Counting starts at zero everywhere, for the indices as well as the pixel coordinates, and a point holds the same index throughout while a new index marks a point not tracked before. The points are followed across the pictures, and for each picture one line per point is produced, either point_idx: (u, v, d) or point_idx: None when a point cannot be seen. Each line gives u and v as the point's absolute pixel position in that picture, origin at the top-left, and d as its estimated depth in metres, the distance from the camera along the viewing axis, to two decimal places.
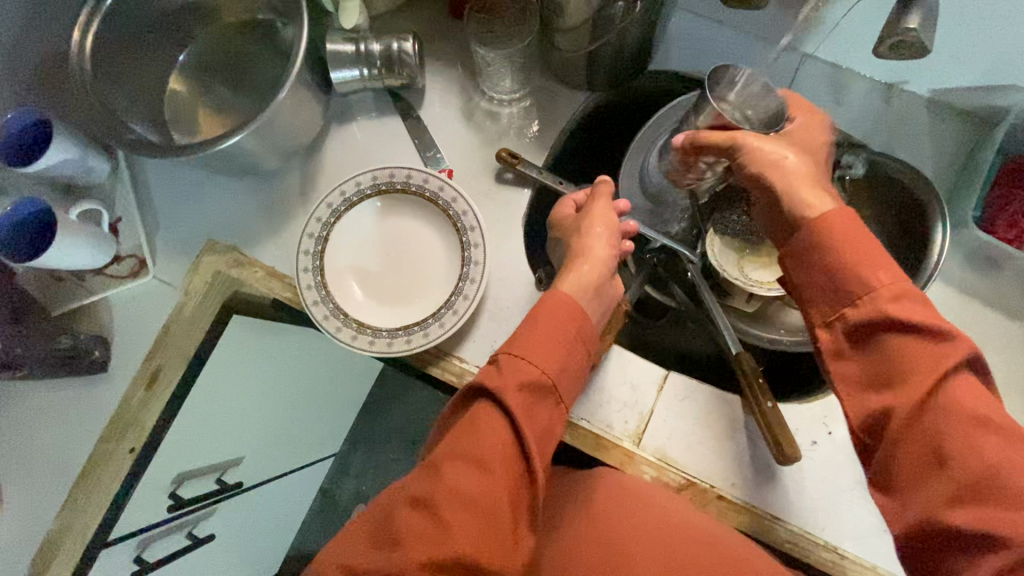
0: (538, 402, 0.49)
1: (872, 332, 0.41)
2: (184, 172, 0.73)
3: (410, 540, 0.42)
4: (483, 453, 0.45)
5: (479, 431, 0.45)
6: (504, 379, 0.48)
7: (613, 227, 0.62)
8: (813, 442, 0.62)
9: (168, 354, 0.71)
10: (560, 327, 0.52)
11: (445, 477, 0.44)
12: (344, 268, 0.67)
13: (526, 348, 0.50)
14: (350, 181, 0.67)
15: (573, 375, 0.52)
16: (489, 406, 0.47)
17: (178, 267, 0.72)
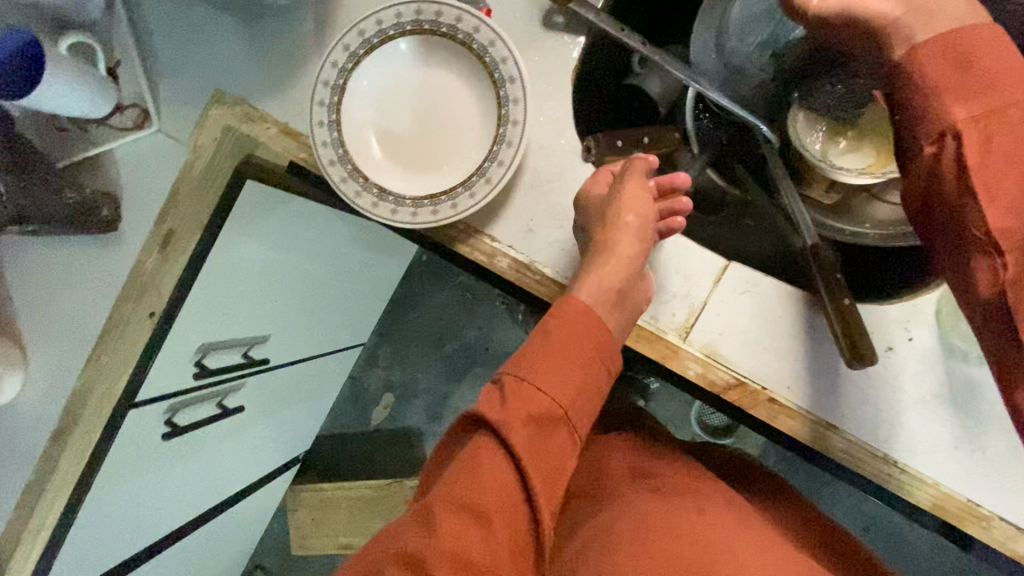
0: (549, 435, 0.46)
1: (1014, 159, 0.34)
2: (185, 7, 0.63)
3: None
4: (483, 503, 0.42)
5: (480, 472, 0.43)
6: (510, 412, 0.44)
7: (646, 215, 0.54)
8: (888, 349, 0.55)
9: (180, 218, 0.66)
10: (573, 350, 0.48)
11: (441, 527, 0.40)
12: (362, 123, 0.59)
13: (537, 375, 0.47)
14: (369, 18, 0.56)
15: (588, 399, 0.49)
16: (491, 441, 0.44)
17: (187, 121, 0.65)
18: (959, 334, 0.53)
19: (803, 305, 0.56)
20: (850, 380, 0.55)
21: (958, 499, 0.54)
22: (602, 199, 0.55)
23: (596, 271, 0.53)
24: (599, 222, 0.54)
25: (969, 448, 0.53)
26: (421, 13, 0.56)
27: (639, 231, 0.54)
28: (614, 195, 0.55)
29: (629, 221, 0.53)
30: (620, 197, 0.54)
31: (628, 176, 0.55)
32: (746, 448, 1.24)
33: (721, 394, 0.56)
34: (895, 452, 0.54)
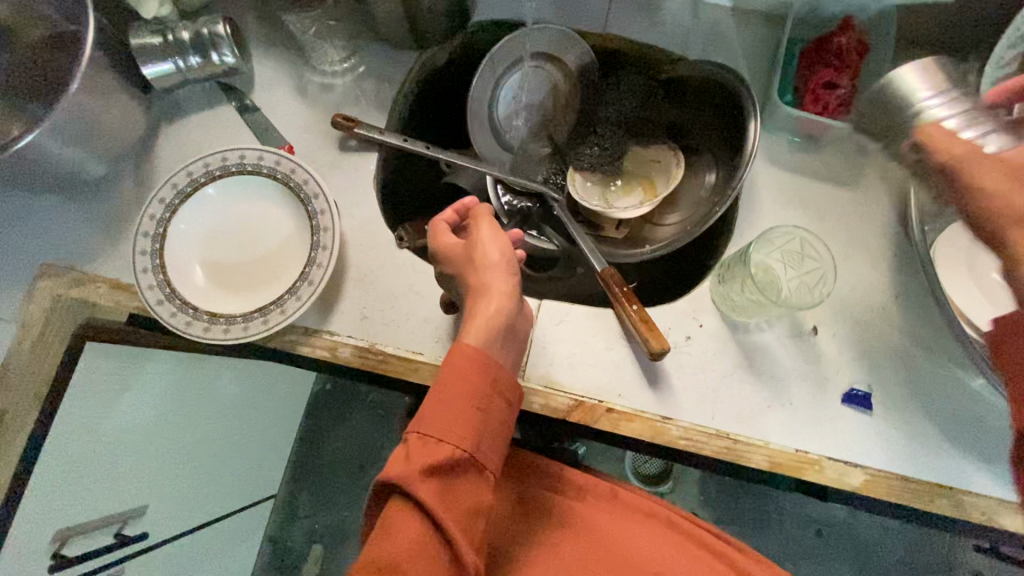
0: (457, 481, 0.46)
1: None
2: (5, 197, 0.67)
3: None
4: (400, 564, 0.43)
5: (396, 534, 0.44)
6: (409, 473, 0.44)
7: (509, 252, 0.57)
8: (687, 339, 0.63)
9: (9, 399, 0.64)
10: (466, 393, 0.48)
11: None
12: (189, 260, 0.64)
13: (434, 429, 0.47)
14: (180, 172, 0.63)
15: (493, 437, 0.49)
16: (402, 503, 0.45)
17: (12, 299, 0.66)
18: (731, 309, 0.63)
19: (610, 319, 0.64)
20: (667, 373, 0.62)
21: (789, 452, 0.60)
22: (463, 246, 0.58)
23: (471, 311, 0.54)
24: (467, 265, 0.57)
25: (780, 404, 0.61)
26: (228, 159, 0.64)
27: (506, 264, 0.57)
28: (476, 241, 0.57)
29: (493, 260, 0.56)
30: (480, 244, 0.57)
31: (481, 223, 0.58)
32: (683, 490, 1.24)
33: (568, 417, 0.61)
34: (724, 426, 0.60)
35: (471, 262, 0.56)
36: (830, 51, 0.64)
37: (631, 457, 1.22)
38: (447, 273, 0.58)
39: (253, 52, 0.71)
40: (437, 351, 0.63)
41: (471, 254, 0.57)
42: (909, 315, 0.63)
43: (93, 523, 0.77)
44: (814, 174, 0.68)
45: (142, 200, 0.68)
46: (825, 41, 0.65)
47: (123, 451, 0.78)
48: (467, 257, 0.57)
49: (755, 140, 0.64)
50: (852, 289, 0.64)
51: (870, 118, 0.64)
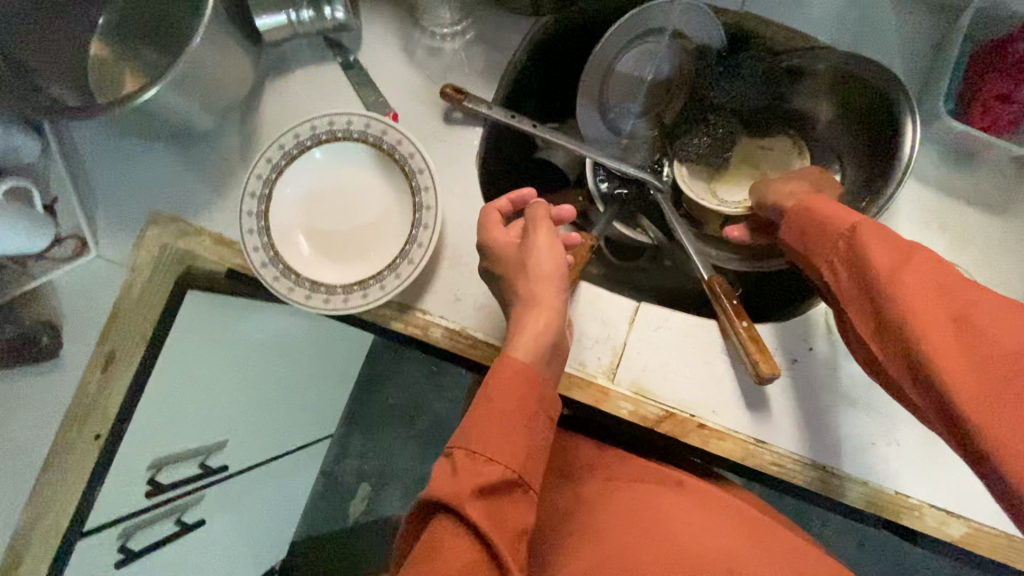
0: (503, 500, 0.43)
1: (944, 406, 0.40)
2: (118, 142, 0.68)
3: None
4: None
5: (439, 554, 0.40)
6: (458, 492, 0.41)
7: (563, 263, 0.54)
8: (793, 362, 0.60)
9: (122, 337, 0.68)
10: (515, 411, 0.46)
11: None
12: (290, 226, 0.64)
13: (480, 444, 0.44)
14: (287, 134, 0.62)
15: (538, 455, 0.47)
16: (447, 523, 0.41)
17: (123, 244, 0.68)
18: (846, 337, 0.59)
19: (713, 332, 0.60)
20: (767, 395, 0.59)
21: (887, 492, 0.57)
22: (516, 248, 0.54)
23: (519, 323, 0.51)
24: (519, 272, 0.53)
25: (885, 442, 0.57)
26: (334, 124, 0.63)
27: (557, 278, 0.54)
28: (531, 252, 0.54)
29: (551, 274, 0.53)
30: (535, 256, 0.53)
31: (538, 236, 0.54)
32: None
33: (656, 426, 0.59)
34: (821, 457, 0.58)
35: (525, 269, 0.53)
36: (1009, 55, 0.56)
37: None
38: (500, 270, 0.55)
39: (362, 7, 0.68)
40: None
41: (526, 264, 0.53)
42: None
43: (179, 453, 0.81)
44: (962, 196, 0.61)
45: (246, 157, 0.68)
46: (1002, 45, 0.57)
47: (213, 392, 0.82)
48: (522, 267, 0.54)
49: (913, 150, 0.59)
50: None
51: None
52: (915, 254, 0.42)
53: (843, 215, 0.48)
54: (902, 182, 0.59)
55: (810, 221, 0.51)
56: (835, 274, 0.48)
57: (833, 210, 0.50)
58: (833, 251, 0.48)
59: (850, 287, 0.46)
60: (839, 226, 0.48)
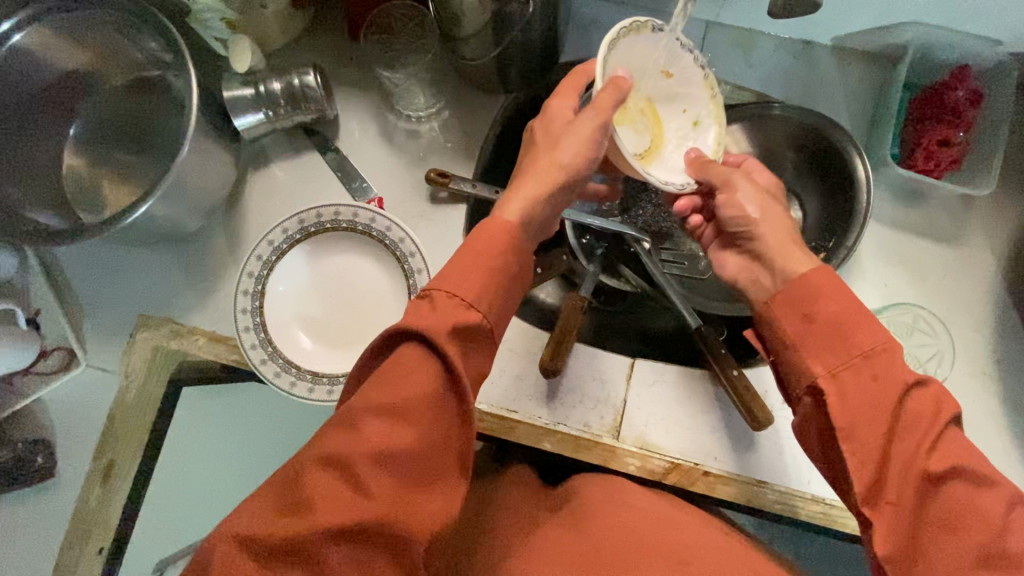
0: (470, 342, 0.44)
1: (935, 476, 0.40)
2: (101, 249, 0.68)
3: (319, 505, 0.37)
4: (401, 404, 0.40)
5: (403, 380, 0.40)
6: (435, 329, 0.41)
7: (586, 167, 0.51)
8: (783, 402, 0.63)
9: (118, 446, 0.66)
10: (492, 268, 0.45)
11: (364, 429, 0.39)
12: (285, 318, 0.64)
13: (460, 289, 0.44)
14: (277, 230, 0.63)
15: (505, 308, 0.47)
16: (415, 350, 0.41)
17: (114, 350, 0.67)
18: None
19: (706, 381, 0.63)
20: (762, 437, 0.62)
21: None
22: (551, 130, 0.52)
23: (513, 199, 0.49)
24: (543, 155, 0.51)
25: None
26: (322, 216, 0.64)
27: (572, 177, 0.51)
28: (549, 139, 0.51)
29: (568, 171, 0.50)
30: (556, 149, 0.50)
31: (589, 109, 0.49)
32: None
33: (664, 479, 0.62)
34: (820, 491, 0.61)
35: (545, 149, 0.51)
36: (943, 103, 0.63)
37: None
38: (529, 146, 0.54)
39: (337, 97, 0.70)
40: (535, 412, 0.64)
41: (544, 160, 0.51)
42: (1013, 382, 0.62)
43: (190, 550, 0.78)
44: (916, 231, 0.65)
45: (235, 251, 0.69)
46: (937, 95, 0.63)
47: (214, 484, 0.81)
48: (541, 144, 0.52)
49: (869, 193, 0.63)
50: (956, 353, 0.63)
51: (988, 184, 0.60)
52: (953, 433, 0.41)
53: (884, 336, 0.43)
54: (864, 225, 0.62)
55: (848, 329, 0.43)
56: (846, 384, 0.42)
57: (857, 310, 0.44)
58: (873, 377, 0.42)
59: (862, 412, 0.42)
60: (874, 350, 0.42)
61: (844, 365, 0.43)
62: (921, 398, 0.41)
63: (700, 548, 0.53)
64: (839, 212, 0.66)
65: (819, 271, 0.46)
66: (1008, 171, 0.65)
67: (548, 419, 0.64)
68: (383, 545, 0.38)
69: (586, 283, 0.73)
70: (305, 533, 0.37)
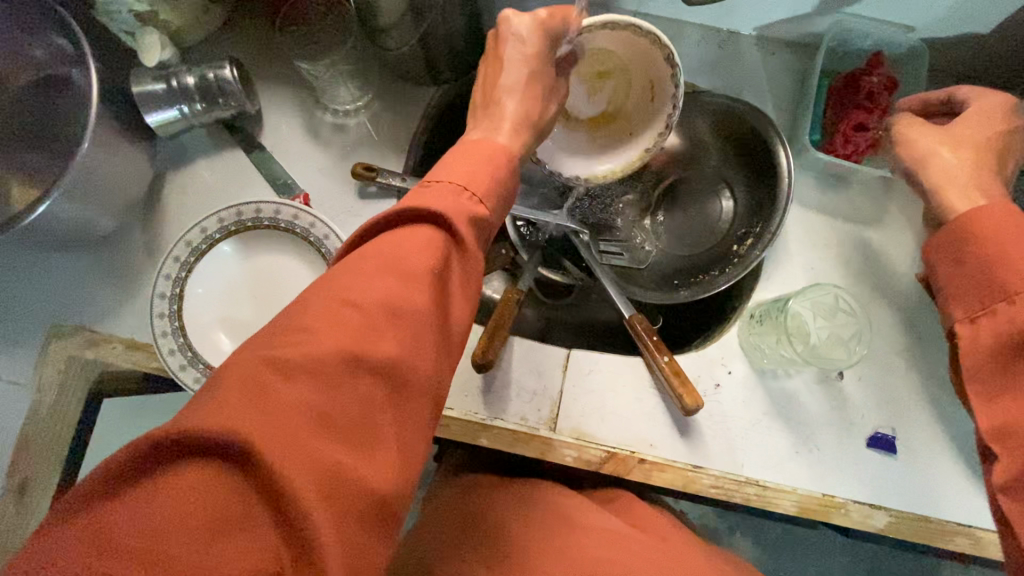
0: (475, 229, 0.41)
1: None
2: (8, 256, 0.64)
3: (324, 334, 0.31)
4: (414, 260, 0.36)
5: (416, 243, 0.36)
6: (450, 210, 0.38)
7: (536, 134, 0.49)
8: (716, 386, 0.64)
9: (34, 463, 0.63)
10: (497, 168, 0.43)
11: (377, 276, 0.34)
12: (207, 320, 0.62)
13: (471, 180, 0.41)
14: (195, 229, 0.61)
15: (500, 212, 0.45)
16: (428, 224, 0.38)
17: (24, 362, 0.64)
18: (761, 359, 0.63)
19: (640, 370, 0.64)
20: (697, 422, 0.62)
21: (816, 496, 0.61)
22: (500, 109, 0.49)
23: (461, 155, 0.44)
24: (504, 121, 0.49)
25: (806, 449, 0.62)
26: (243, 214, 0.62)
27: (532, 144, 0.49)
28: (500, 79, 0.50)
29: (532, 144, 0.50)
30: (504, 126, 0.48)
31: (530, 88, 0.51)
32: None
33: (600, 468, 0.62)
34: (753, 473, 0.61)
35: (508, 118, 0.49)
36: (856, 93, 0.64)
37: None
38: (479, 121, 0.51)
39: (260, 92, 0.68)
40: (471, 408, 0.63)
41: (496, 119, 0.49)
42: (933, 356, 0.64)
43: None
44: (840, 213, 0.67)
45: (154, 253, 0.66)
46: (853, 80, 0.64)
47: None
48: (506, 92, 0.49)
49: (790, 178, 0.64)
50: (879, 333, 0.64)
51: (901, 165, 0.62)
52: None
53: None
54: (786, 207, 0.63)
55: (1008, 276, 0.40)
56: (981, 326, 0.41)
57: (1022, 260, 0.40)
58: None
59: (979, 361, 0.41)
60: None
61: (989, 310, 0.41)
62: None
63: (633, 562, 0.52)
64: (765, 197, 0.67)
65: (996, 206, 0.43)
66: None
67: (483, 414, 0.63)
68: (405, 399, 0.34)
69: (524, 277, 0.73)
70: (315, 356, 0.31)
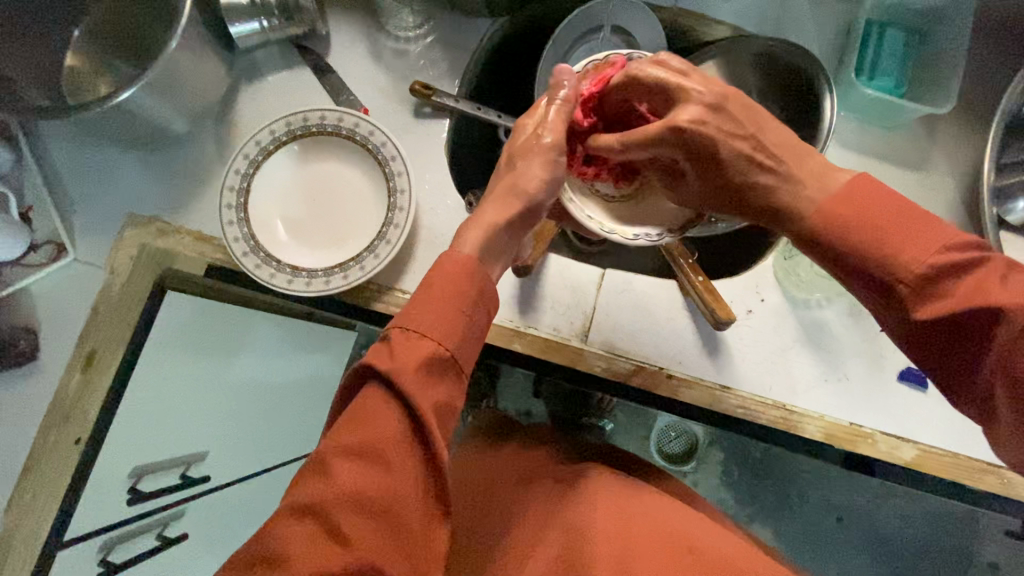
0: (438, 377, 0.41)
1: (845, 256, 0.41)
2: (94, 149, 0.71)
3: (292, 556, 0.36)
4: (368, 447, 0.39)
5: (370, 420, 0.39)
6: (409, 378, 0.40)
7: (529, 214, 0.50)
8: (748, 312, 0.65)
9: (103, 337, 0.68)
10: (455, 295, 0.43)
11: (337, 477, 0.38)
12: (269, 217, 0.66)
13: (419, 323, 0.42)
14: (263, 131, 0.65)
15: (474, 341, 0.44)
16: (380, 391, 0.40)
17: (103, 246, 0.70)
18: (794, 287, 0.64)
19: (674, 291, 0.65)
20: (728, 344, 0.64)
21: (844, 424, 0.62)
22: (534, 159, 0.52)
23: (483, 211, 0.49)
24: (510, 174, 0.50)
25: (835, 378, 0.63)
26: (307, 119, 0.66)
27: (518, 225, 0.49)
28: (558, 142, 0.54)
29: (533, 192, 0.49)
30: (523, 170, 0.49)
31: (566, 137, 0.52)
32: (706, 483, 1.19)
33: (628, 381, 0.64)
34: (781, 397, 0.63)
35: (511, 167, 0.51)
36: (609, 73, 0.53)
37: (657, 435, 1.15)
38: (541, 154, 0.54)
39: (329, 15, 0.72)
40: (508, 316, 0.66)
41: (519, 168, 0.50)
42: None
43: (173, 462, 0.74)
44: (881, 156, 0.68)
45: (224, 158, 0.71)
46: None
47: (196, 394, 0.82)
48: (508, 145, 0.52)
49: (834, 116, 0.64)
50: None
51: (948, 100, 0.63)
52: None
53: (917, 251, 0.38)
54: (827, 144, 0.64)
55: (860, 221, 0.40)
56: None
57: (877, 198, 0.40)
58: (928, 304, 0.38)
59: None
60: (915, 262, 0.38)
61: (895, 294, 0.39)
62: (965, 278, 0.37)
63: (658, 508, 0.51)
64: (807, 136, 0.68)
65: None
66: (970, 100, 0.67)
67: (519, 322, 0.66)
68: None
69: None
70: None
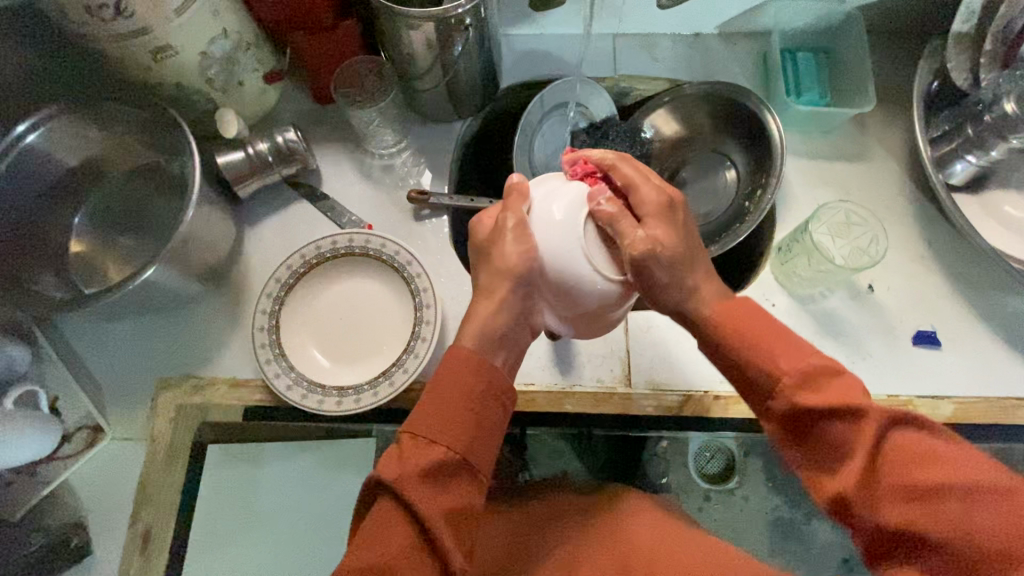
0: (449, 484, 0.43)
1: (809, 382, 0.43)
2: (111, 325, 0.72)
3: None
4: (380, 564, 0.40)
5: (383, 534, 0.41)
6: (417, 495, 0.42)
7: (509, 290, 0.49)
8: (766, 319, 0.69)
9: (155, 510, 0.66)
10: (463, 394, 0.45)
11: None
12: (303, 346, 0.68)
13: (430, 435, 0.44)
14: (282, 268, 0.68)
15: (487, 439, 0.46)
16: (393, 505, 0.42)
17: (137, 418, 0.69)
18: (799, 286, 0.70)
19: None
20: None
21: (884, 398, 0.66)
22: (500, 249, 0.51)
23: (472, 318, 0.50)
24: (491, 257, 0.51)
25: (861, 358, 0.68)
26: (321, 247, 0.69)
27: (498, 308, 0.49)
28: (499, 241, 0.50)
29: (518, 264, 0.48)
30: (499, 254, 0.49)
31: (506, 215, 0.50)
32: None
33: (680, 412, 0.67)
34: None
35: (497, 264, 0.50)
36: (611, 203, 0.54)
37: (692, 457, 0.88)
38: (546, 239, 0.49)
39: (316, 151, 0.78)
40: (552, 379, 0.69)
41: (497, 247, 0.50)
42: (947, 260, 0.71)
43: None
44: (829, 156, 0.77)
45: (241, 303, 0.73)
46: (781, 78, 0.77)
47: None
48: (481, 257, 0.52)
49: (781, 132, 0.73)
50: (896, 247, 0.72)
51: (869, 100, 0.73)
52: (900, 441, 0.41)
53: (802, 354, 0.44)
54: (784, 157, 0.73)
55: (764, 328, 0.46)
56: None
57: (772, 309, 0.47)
58: (804, 388, 0.43)
59: None
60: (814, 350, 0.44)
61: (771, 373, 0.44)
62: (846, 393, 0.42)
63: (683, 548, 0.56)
64: (764, 154, 0.76)
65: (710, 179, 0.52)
66: (882, 97, 0.78)
67: (563, 383, 0.68)
68: None
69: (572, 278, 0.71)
70: None
